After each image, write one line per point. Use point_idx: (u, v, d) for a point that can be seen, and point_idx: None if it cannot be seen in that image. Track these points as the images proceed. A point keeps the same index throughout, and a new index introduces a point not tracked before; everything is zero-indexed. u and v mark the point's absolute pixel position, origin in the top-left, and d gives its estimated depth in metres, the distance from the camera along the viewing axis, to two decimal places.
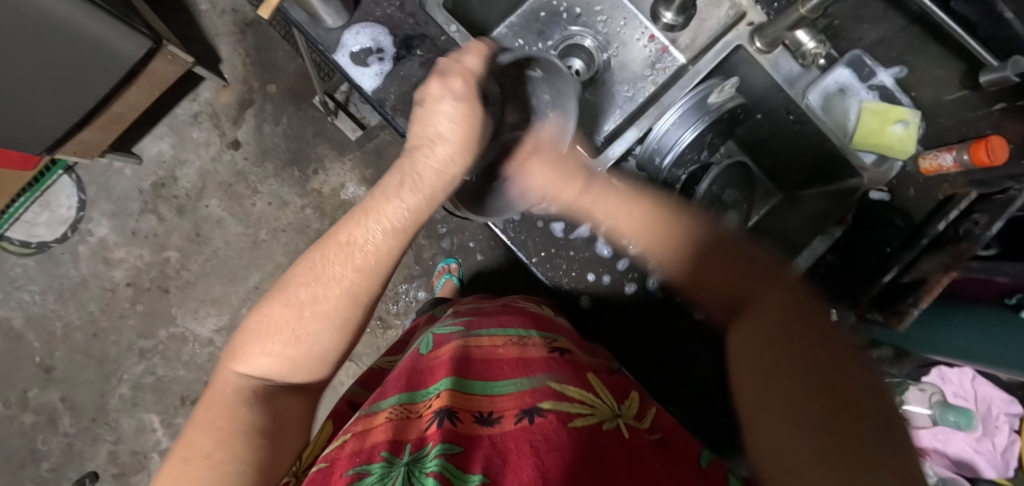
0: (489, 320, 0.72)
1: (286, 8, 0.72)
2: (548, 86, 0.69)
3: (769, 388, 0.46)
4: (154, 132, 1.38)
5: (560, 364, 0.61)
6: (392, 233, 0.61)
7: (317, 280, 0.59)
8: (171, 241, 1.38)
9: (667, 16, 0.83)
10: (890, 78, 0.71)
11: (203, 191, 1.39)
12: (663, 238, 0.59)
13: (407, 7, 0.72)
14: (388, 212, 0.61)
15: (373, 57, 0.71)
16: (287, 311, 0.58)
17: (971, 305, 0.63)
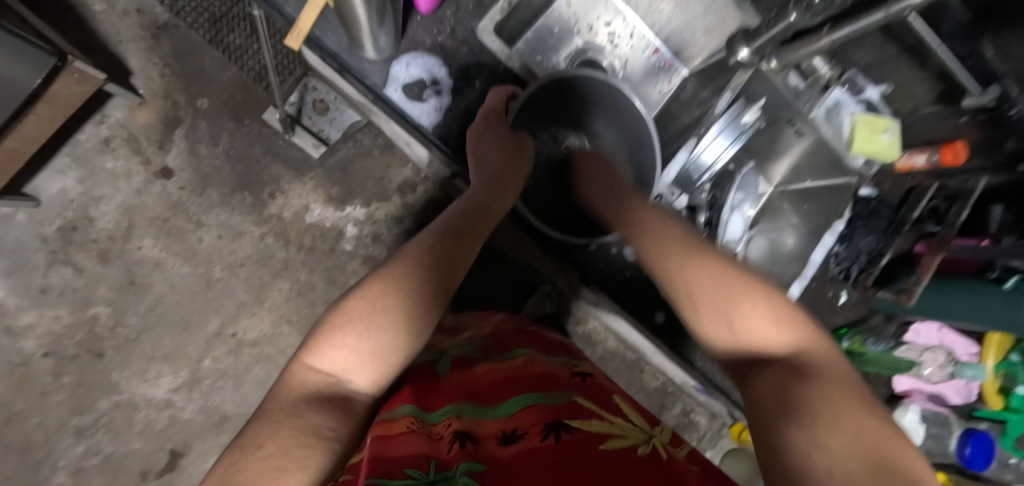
0: (500, 347, 0.72)
1: (319, 37, 0.66)
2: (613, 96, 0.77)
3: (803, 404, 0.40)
4: (53, 166, 1.13)
5: (589, 388, 0.61)
6: (462, 235, 0.58)
7: (383, 276, 0.50)
8: (97, 295, 1.15)
9: (742, 52, 0.76)
10: (877, 94, 0.84)
11: (131, 230, 1.17)
12: (677, 278, 0.55)
13: (460, 34, 0.71)
14: (450, 213, 0.59)
15: (429, 91, 0.70)
16: (365, 303, 0.48)
17: (963, 281, 0.74)
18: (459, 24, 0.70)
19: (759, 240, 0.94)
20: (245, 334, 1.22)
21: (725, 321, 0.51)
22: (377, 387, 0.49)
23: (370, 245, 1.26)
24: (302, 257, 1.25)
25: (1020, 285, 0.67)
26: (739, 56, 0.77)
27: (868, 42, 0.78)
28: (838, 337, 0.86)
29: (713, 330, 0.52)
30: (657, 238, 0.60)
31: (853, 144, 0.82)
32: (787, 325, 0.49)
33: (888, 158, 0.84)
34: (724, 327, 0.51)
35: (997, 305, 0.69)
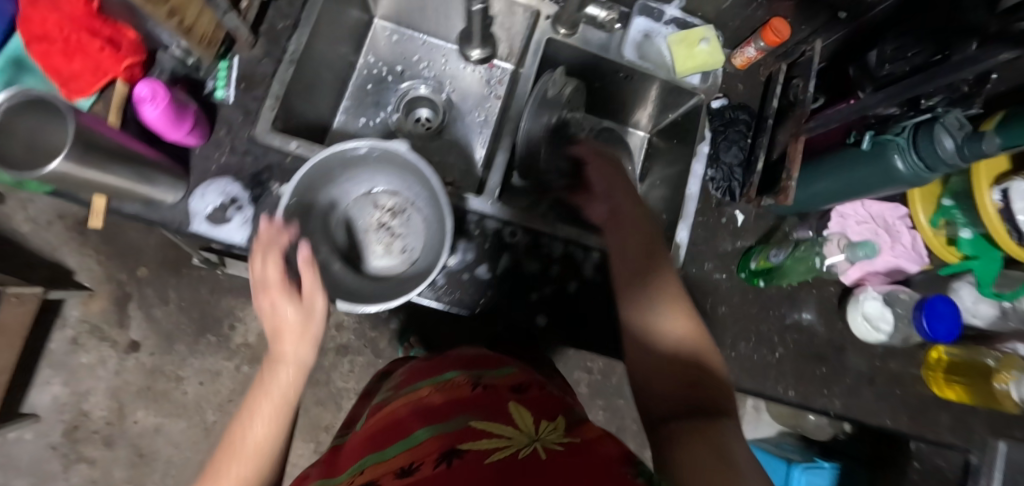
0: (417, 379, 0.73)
1: (116, 207, 0.66)
2: (388, 160, 0.63)
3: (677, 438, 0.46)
4: (38, 380, 1.24)
5: (480, 399, 0.62)
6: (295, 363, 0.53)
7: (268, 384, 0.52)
8: (115, 477, 1.24)
9: (475, 53, 0.85)
10: (677, 10, 0.79)
11: (123, 409, 1.26)
12: (653, 289, 0.58)
13: (239, 147, 0.70)
14: (275, 324, 0.53)
15: (231, 209, 0.68)
16: (216, 469, 0.50)
17: (830, 153, 0.68)
18: (236, 138, 0.70)
19: (654, 190, 0.88)
20: None
21: (653, 347, 0.55)
22: None
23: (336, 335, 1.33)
24: None
25: (875, 140, 0.63)
26: (475, 57, 0.86)
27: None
28: (748, 258, 0.78)
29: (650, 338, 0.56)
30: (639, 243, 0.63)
31: (675, 68, 0.78)
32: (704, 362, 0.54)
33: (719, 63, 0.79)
34: (650, 345, 0.56)
35: (867, 168, 0.63)
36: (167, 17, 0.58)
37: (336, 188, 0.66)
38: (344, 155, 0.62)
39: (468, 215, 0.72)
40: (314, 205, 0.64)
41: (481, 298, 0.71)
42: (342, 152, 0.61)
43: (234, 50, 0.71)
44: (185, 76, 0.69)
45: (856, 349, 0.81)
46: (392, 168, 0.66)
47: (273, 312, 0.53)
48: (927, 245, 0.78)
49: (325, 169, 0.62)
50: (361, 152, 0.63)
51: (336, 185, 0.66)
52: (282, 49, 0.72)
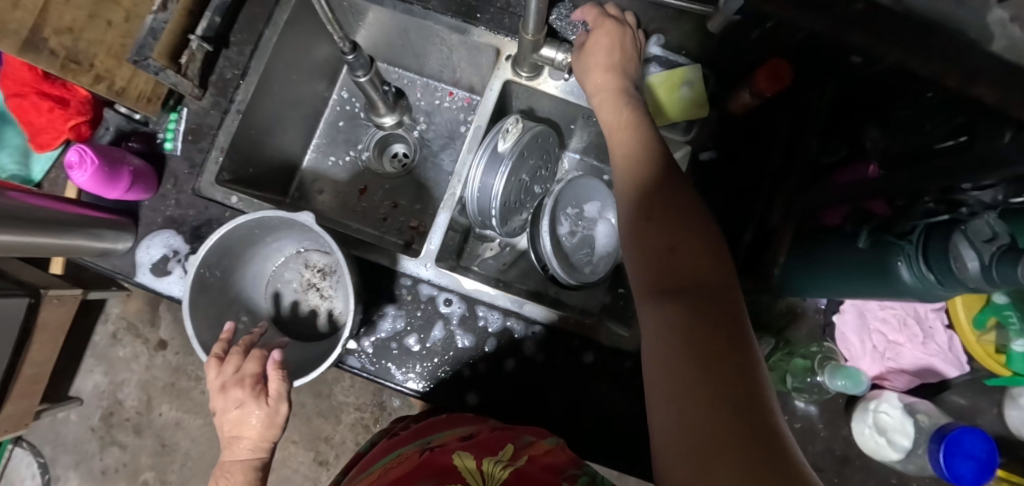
0: (366, 463, 0.62)
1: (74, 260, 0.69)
2: (302, 224, 0.60)
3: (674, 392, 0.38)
4: (83, 369, 1.38)
5: (429, 464, 0.51)
6: (260, 424, 0.52)
7: (231, 470, 0.52)
8: (141, 463, 1.36)
9: (386, 120, 0.85)
10: (658, 49, 0.67)
11: (151, 401, 1.37)
12: (652, 196, 0.49)
13: (184, 200, 0.69)
14: (226, 393, 0.52)
15: (172, 262, 0.68)
16: None
17: (831, 240, 0.54)
18: (181, 191, 0.69)
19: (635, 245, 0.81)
20: None
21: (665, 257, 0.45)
22: None
23: None
24: None
25: (873, 238, 0.49)
26: (385, 122, 0.85)
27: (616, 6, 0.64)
28: None
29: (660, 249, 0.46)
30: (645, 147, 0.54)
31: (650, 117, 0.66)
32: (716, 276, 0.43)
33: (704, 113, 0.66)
34: (659, 244, 0.46)
35: (867, 271, 0.49)
36: (93, 84, 0.61)
37: (259, 248, 0.64)
38: (253, 222, 0.59)
39: (400, 288, 0.66)
40: (234, 267, 0.62)
41: (410, 370, 0.65)
42: (243, 223, 0.57)
43: (183, 102, 0.70)
44: (135, 130, 0.69)
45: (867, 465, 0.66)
46: (303, 229, 0.62)
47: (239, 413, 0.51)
48: (968, 349, 0.65)
49: (240, 238, 0.60)
50: (275, 219, 0.59)
51: (259, 246, 0.63)
52: (229, 99, 0.71)
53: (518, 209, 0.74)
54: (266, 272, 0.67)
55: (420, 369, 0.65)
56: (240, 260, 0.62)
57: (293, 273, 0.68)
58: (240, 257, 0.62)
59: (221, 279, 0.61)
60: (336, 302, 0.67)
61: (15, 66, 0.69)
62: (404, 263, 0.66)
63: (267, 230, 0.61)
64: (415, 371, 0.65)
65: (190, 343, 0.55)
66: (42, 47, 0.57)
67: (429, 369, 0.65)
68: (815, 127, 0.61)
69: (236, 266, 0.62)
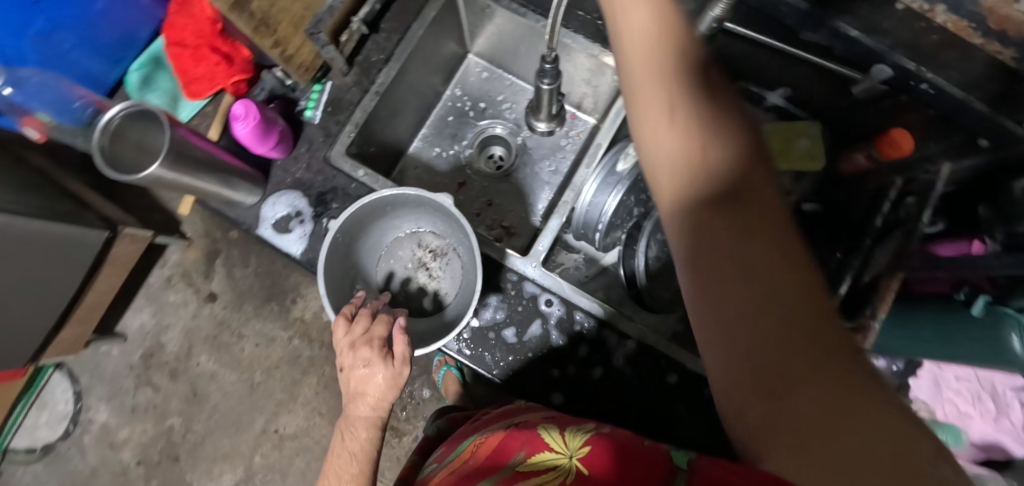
0: (452, 444, 0.64)
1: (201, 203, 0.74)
2: (434, 205, 0.64)
3: (798, 397, 0.28)
4: (133, 307, 1.42)
5: (522, 443, 0.53)
6: (386, 391, 0.56)
7: (357, 423, 0.56)
8: (171, 407, 1.39)
9: (541, 124, 0.88)
10: (780, 98, 0.72)
11: (191, 350, 1.41)
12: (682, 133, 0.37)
13: (314, 165, 0.74)
14: (359, 360, 0.55)
15: (294, 221, 0.72)
16: None
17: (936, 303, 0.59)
18: (313, 157, 0.74)
19: None
20: (285, 428, 1.37)
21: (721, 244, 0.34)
22: None
23: None
24: (324, 354, 1.38)
25: (990, 307, 0.53)
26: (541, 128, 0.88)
27: (752, 55, 0.68)
28: None
29: (713, 233, 0.34)
30: (676, 85, 0.38)
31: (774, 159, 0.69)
32: (774, 212, 0.34)
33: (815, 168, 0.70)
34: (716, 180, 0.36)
35: (972, 336, 0.54)
36: (270, 47, 0.67)
37: (384, 220, 0.68)
38: (392, 194, 0.63)
39: (507, 282, 0.70)
40: (358, 234, 0.66)
41: (498, 363, 0.68)
42: (386, 195, 0.62)
43: (330, 76, 0.75)
44: (283, 94, 0.76)
45: None
46: (433, 211, 0.66)
47: (365, 375, 0.55)
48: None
49: (372, 207, 0.64)
50: (408, 195, 0.64)
51: (385, 217, 0.68)
52: (370, 80, 0.75)
53: (616, 227, 0.77)
54: (381, 248, 0.71)
55: (510, 363, 0.68)
56: (367, 227, 0.67)
57: (407, 251, 0.72)
58: (367, 224, 0.66)
59: (348, 240, 0.65)
60: (444, 283, 0.71)
61: (195, 18, 0.75)
62: (513, 259, 0.70)
63: (396, 203, 0.65)
64: (507, 363, 0.68)
65: (324, 299, 0.59)
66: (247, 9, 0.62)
67: (525, 365, 0.68)
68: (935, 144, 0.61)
69: (362, 233, 0.67)
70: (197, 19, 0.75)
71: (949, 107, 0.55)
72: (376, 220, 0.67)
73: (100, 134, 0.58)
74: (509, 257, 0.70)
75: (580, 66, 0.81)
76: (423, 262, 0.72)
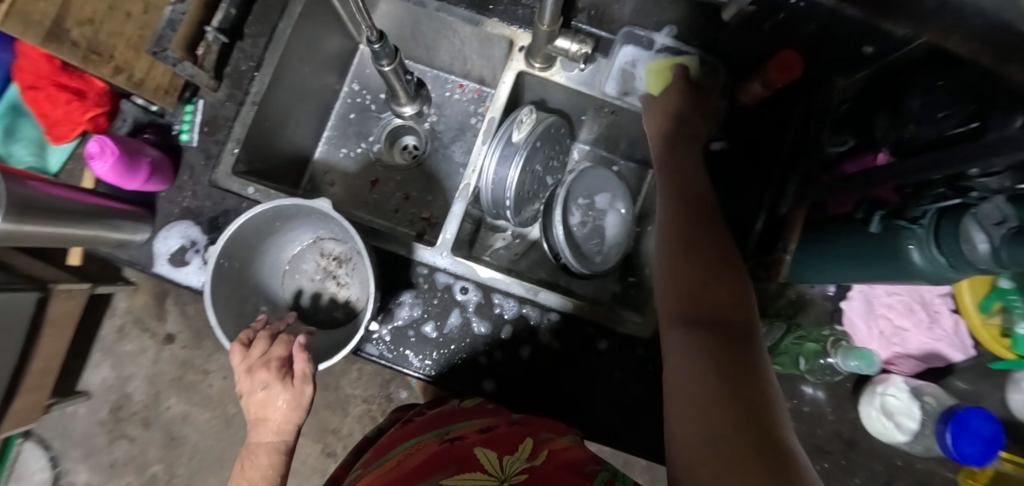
0: (380, 447, 0.62)
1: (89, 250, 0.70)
2: (319, 213, 0.60)
3: (716, 402, 0.38)
4: (91, 362, 1.38)
5: (449, 453, 0.51)
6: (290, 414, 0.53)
7: (260, 443, 0.54)
8: (150, 455, 1.37)
9: (406, 109, 0.85)
10: (667, 38, 0.68)
11: (159, 394, 1.38)
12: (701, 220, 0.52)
13: (201, 191, 0.70)
14: (262, 394, 0.53)
15: (190, 252, 0.69)
16: None
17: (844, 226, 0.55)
18: (197, 182, 0.70)
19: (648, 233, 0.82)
20: None
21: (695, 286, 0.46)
22: None
23: None
24: None
25: (886, 223, 0.49)
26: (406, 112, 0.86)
27: None
28: None
29: (687, 271, 0.48)
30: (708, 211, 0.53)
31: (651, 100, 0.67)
32: (726, 276, 0.47)
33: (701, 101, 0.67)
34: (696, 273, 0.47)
35: (874, 255, 0.51)
36: (112, 75, 0.63)
37: (278, 237, 0.65)
38: (274, 210, 0.59)
39: (419, 277, 0.67)
40: (252, 256, 0.63)
41: (423, 361, 0.66)
42: (261, 212, 0.58)
43: (200, 94, 0.71)
44: (152, 121, 0.70)
45: (871, 447, 0.68)
46: (319, 218, 0.63)
47: (267, 400, 0.53)
48: (974, 334, 0.68)
49: (256, 227, 0.60)
50: (293, 208, 0.60)
51: (279, 234, 0.65)
52: (245, 91, 0.71)
53: (530, 200, 0.74)
54: (284, 263, 0.69)
55: (434, 359, 0.66)
56: (261, 248, 0.64)
57: (314, 262, 0.69)
58: (259, 245, 0.63)
59: (240, 265, 0.62)
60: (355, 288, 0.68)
61: (33, 57, 0.69)
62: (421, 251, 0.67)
63: (283, 218, 0.62)
64: (432, 360, 0.66)
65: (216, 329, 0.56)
66: (64, 38, 0.59)
67: (450, 358, 0.65)
68: (824, 52, 0.60)
69: (256, 255, 0.64)
70: (35, 57, 0.69)
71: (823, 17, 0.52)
72: (270, 238, 0.64)
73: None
74: (418, 251, 0.68)
75: (466, 38, 0.77)
76: (331, 270, 0.70)
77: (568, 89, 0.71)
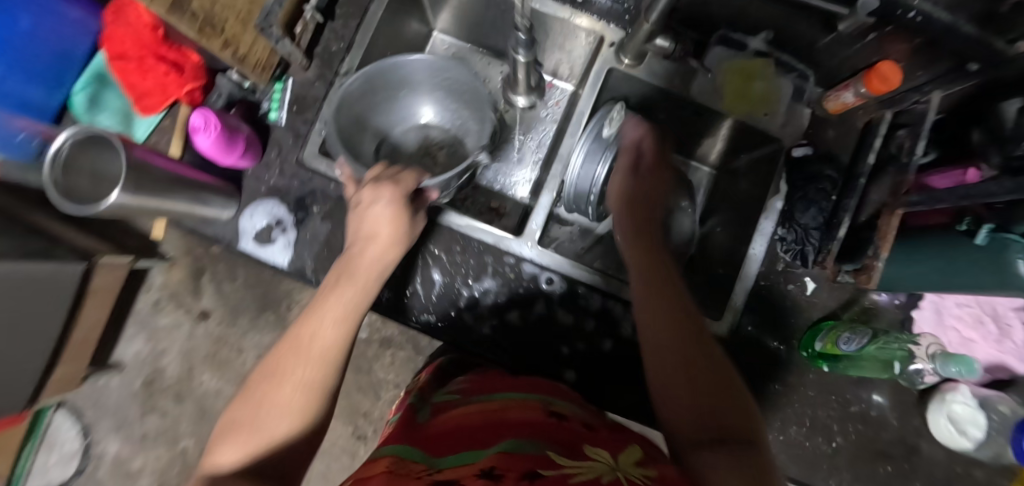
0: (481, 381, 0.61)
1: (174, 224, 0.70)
2: (425, 67, 0.71)
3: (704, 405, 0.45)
4: (126, 335, 1.38)
5: (556, 432, 0.48)
6: (346, 312, 0.49)
7: (335, 320, 0.49)
8: (181, 429, 1.37)
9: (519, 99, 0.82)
10: (761, 42, 0.69)
11: (192, 370, 1.38)
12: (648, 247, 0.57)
13: (287, 170, 0.71)
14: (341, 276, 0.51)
15: (276, 231, 0.69)
16: (266, 379, 0.46)
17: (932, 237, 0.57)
18: (284, 161, 0.71)
19: None
20: None
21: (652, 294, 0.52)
22: (308, 429, 0.45)
23: (382, 328, 1.36)
24: None
25: (995, 236, 0.51)
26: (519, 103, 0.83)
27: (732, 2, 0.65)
28: (813, 337, 0.68)
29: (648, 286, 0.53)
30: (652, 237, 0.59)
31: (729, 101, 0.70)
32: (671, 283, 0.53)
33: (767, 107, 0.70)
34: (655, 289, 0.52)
35: (973, 264, 0.52)
36: (222, 48, 0.62)
37: (386, 96, 0.74)
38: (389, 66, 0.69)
39: (506, 266, 0.68)
40: (363, 110, 0.72)
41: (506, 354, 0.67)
42: (371, 72, 0.68)
43: (289, 72, 0.72)
44: (242, 97, 0.72)
45: (931, 451, 0.71)
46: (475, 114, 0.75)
47: (327, 295, 0.50)
48: None
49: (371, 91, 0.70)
50: (402, 68, 0.70)
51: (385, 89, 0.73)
52: (334, 72, 0.72)
53: None
54: (394, 129, 0.79)
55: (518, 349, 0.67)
56: (372, 103, 0.73)
57: None
58: (374, 100, 0.73)
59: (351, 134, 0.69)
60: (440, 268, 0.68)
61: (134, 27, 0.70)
62: (510, 242, 0.69)
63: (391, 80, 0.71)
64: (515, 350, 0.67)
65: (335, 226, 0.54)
66: (186, 9, 0.58)
67: (536, 348, 0.67)
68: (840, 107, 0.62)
69: (367, 105, 0.73)
70: (136, 27, 0.70)
71: (937, 32, 0.54)
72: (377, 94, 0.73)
73: (50, 166, 0.53)
74: (506, 243, 0.69)
75: (550, 30, 0.78)
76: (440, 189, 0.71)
77: (655, 87, 0.72)
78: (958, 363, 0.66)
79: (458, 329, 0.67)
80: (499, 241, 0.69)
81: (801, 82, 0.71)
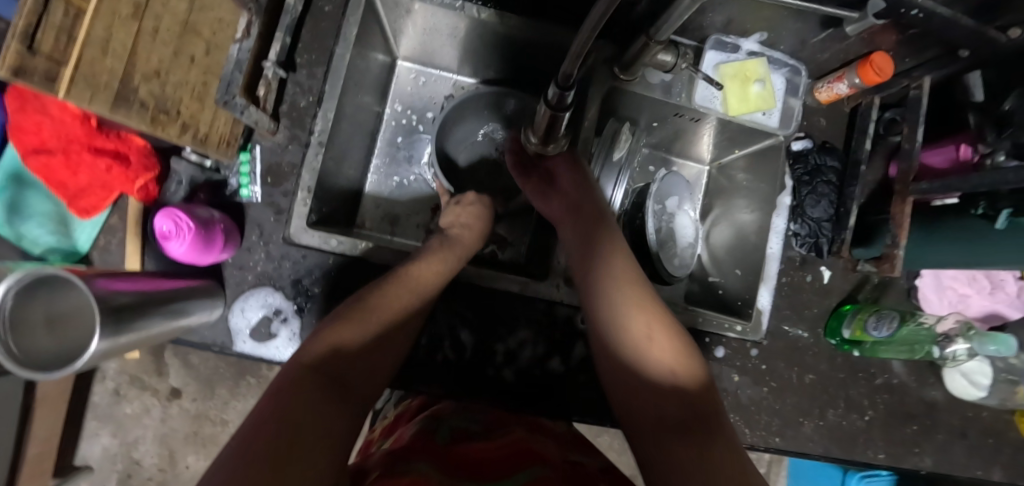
0: (501, 421, 0.57)
1: None
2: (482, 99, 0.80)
3: (697, 450, 0.45)
4: (87, 433, 1.23)
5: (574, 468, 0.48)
6: (443, 267, 0.60)
7: (422, 279, 0.58)
8: None
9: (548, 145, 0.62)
10: (755, 43, 0.69)
11: (174, 454, 1.26)
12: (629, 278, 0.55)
13: (275, 251, 0.63)
14: (440, 256, 0.61)
15: (275, 323, 0.62)
16: (352, 320, 0.52)
17: (950, 223, 0.60)
18: (270, 242, 0.63)
19: (721, 227, 0.84)
20: None
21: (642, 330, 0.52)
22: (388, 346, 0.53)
23: None
24: None
25: (1012, 220, 0.53)
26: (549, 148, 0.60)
27: (724, 10, 0.63)
28: (839, 324, 0.70)
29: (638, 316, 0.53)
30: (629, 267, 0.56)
31: (729, 107, 0.69)
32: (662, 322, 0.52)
33: (766, 106, 0.69)
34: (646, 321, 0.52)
35: (995, 249, 0.55)
36: (179, 134, 0.55)
37: (461, 129, 0.81)
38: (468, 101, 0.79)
39: (541, 312, 0.65)
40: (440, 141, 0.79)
41: (559, 409, 0.64)
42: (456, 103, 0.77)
43: (255, 139, 0.63)
44: (206, 179, 0.62)
45: (948, 407, 0.75)
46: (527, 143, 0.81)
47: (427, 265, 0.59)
48: None
49: (449, 120, 0.79)
50: (478, 100, 0.79)
51: (461, 125, 0.81)
52: (308, 130, 0.65)
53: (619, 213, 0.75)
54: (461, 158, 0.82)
55: (569, 400, 0.64)
56: (445, 136, 0.79)
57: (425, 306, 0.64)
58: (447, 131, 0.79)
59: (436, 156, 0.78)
60: (465, 329, 0.63)
61: (63, 120, 0.61)
62: (543, 287, 0.65)
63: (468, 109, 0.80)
64: (567, 402, 0.64)
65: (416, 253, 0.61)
66: (132, 99, 0.51)
67: (585, 392, 0.64)
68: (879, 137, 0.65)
69: (445, 136, 0.79)
70: (64, 120, 0.61)
71: (933, 24, 0.55)
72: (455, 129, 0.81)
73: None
74: (534, 288, 0.65)
75: (527, 47, 0.74)
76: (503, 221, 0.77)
77: (652, 100, 0.70)
78: (997, 343, 0.71)
79: (502, 391, 0.63)
80: (525, 286, 0.65)
81: (795, 78, 0.71)
